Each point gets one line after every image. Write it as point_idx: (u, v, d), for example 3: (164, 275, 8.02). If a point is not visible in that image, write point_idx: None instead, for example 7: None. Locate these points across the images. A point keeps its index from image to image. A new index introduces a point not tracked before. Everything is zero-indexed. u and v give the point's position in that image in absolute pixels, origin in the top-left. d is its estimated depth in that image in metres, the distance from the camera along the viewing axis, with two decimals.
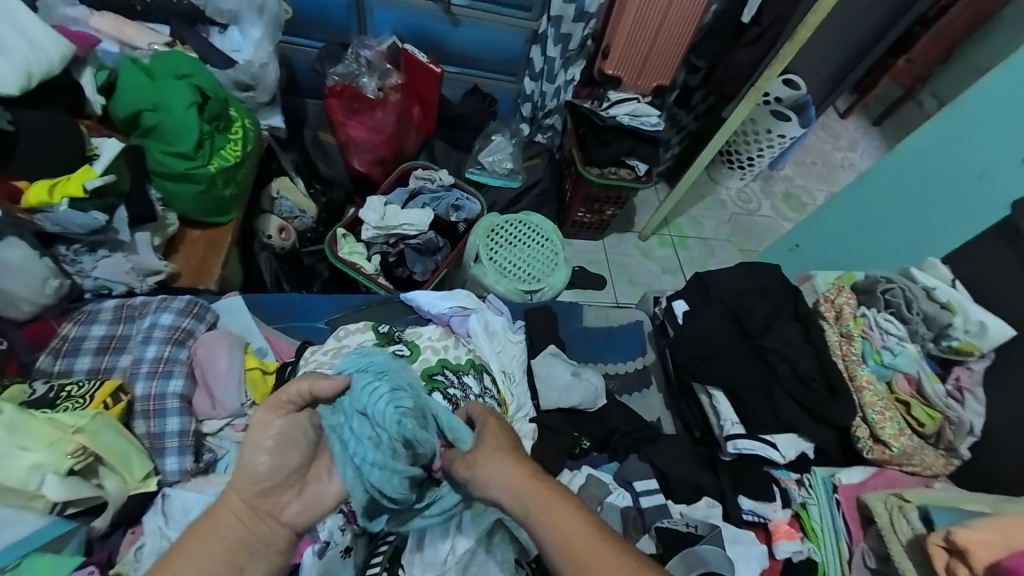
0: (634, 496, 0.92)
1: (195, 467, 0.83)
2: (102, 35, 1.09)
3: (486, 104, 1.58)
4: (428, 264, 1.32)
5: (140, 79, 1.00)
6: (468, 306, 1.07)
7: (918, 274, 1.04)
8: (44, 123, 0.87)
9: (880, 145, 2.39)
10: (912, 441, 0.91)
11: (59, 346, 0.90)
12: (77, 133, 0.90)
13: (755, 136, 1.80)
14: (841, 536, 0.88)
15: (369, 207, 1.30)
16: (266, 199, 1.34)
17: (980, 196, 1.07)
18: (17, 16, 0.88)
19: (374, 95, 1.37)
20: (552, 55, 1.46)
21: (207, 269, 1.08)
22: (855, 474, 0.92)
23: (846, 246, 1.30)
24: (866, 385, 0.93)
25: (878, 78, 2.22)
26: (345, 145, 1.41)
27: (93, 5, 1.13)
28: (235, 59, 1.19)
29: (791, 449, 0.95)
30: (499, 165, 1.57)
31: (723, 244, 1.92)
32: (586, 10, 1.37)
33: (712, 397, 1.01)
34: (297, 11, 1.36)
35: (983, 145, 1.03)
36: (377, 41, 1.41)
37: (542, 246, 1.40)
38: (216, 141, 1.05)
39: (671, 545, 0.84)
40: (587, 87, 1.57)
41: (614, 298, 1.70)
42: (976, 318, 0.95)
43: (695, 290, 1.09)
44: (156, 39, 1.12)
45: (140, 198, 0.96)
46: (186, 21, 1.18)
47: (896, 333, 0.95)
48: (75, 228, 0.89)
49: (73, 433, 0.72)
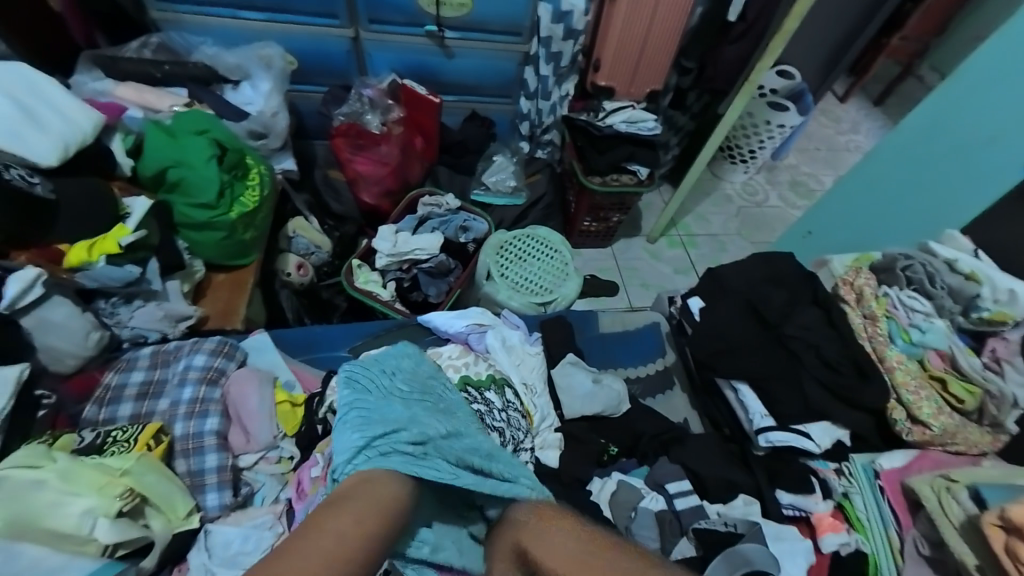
0: (668, 499, 0.91)
1: (234, 501, 0.87)
2: (127, 102, 1.18)
3: (484, 128, 1.64)
4: (442, 286, 1.36)
5: (164, 139, 1.08)
6: (484, 323, 1.09)
7: (937, 247, 1.02)
8: (81, 188, 0.94)
9: (884, 124, 2.36)
10: (953, 419, 0.87)
11: (102, 395, 0.94)
12: (109, 196, 0.97)
13: (754, 129, 1.81)
14: (889, 524, 0.84)
15: (380, 236, 1.34)
16: (284, 238, 1.40)
17: (994, 163, 1.04)
18: (53, 96, 0.97)
19: (378, 130, 1.44)
20: (545, 74, 1.52)
21: (233, 309, 1.15)
22: (897, 457, 0.87)
23: (860, 226, 1.29)
24: (898, 365, 0.90)
25: (874, 58, 2.21)
26: (354, 181, 1.48)
27: (118, 77, 1.23)
28: (246, 111, 1.28)
29: (825, 438, 0.92)
30: (502, 185, 1.62)
31: (734, 238, 1.91)
32: (574, 27, 1.42)
33: (738, 392, 0.99)
34: (301, 62, 1.45)
35: (994, 110, 1.00)
36: (377, 80, 1.48)
37: (552, 258, 1.42)
38: (235, 189, 1.12)
39: (710, 545, 0.84)
40: (582, 101, 1.64)
41: (629, 302, 1.70)
42: (1004, 287, 0.94)
43: (709, 285, 1.09)
44: (175, 102, 1.21)
45: (168, 249, 1.03)
46: (201, 83, 1.28)
47: (923, 310, 0.93)
48: (112, 283, 0.94)
49: (120, 476, 0.75)
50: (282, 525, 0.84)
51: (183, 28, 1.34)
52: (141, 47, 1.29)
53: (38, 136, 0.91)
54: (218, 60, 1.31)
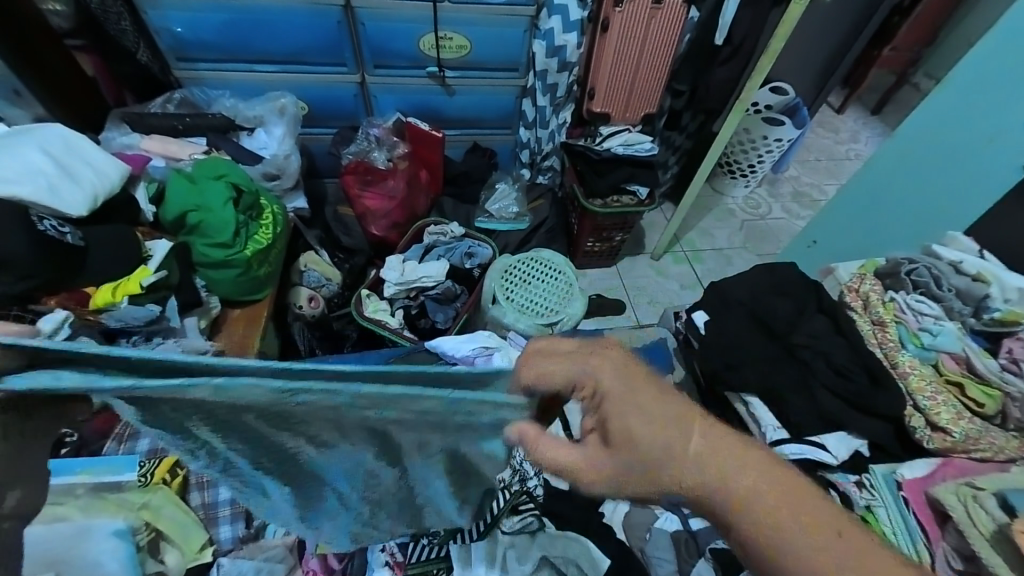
0: (683, 519, 0.89)
1: (247, 533, 0.89)
2: (151, 154, 1.28)
3: (486, 158, 1.72)
4: (449, 312, 1.39)
5: (184, 186, 1.15)
6: (490, 346, 1.13)
7: (941, 250, 1.02)
8: (107, 236, 1.01)
9: (882, 132, 2.39)
10: (974, 424, 0.86)
11: (122, 432, 0.93)
12: (133, 240, 1.04)
13: (752, 145, 1.85)
14: (917, 537, 0.80)
15: (388, 266, 1.39)
16: (295, 273, 1.45)
17: (993, 163, 1.05)
18: (82, 150, 1.05)
19: (384, 166, 1.52)
20: (543, 104, 1.58)
21: (248, 342, 1.19)
22: (918, 466, 0.86)
23: (862, 234, 1.30)
24: (911, 370, 0.90)
25: (866, 70, 2.26)
26: (362, 215, 1.54)
27: (143, 131, 1.33)
28: (261, 155, 1.38)
29: (843, 449, 0.90)
30: (505, 211, 1.66)
31: (740, 251, 1.91)
32: (568, 60, 1.48)
33: (749, 405, 0.99)
34: (312, 107, 1.54)
35: (988, 116, 1.01)
36: (383, 120, 1.57)
37: (557, 279, 1.44)
38: (249, 228, 1.19)
39: (730, 565, 0.80)
40: (578, 128, 1.72)
41: (636, 320, 1.70)
42: (1014, 286, 0.94)
43: (713, 299, 1.08)
44: (195, 150, 1.30)
45: (187, 288, 1.10)
46: (219, 131, 1.38)
47: (931, 313, 0.93)
48: (134, 322, 0.98)
49: (139, 508, 0.83)
50: (294, 559, 0.88)
51: (203, 83, 1.44)
52: (164, 102, 1.40)
53: (71, 189, 0.99)
54: (236, 111, 1.42)
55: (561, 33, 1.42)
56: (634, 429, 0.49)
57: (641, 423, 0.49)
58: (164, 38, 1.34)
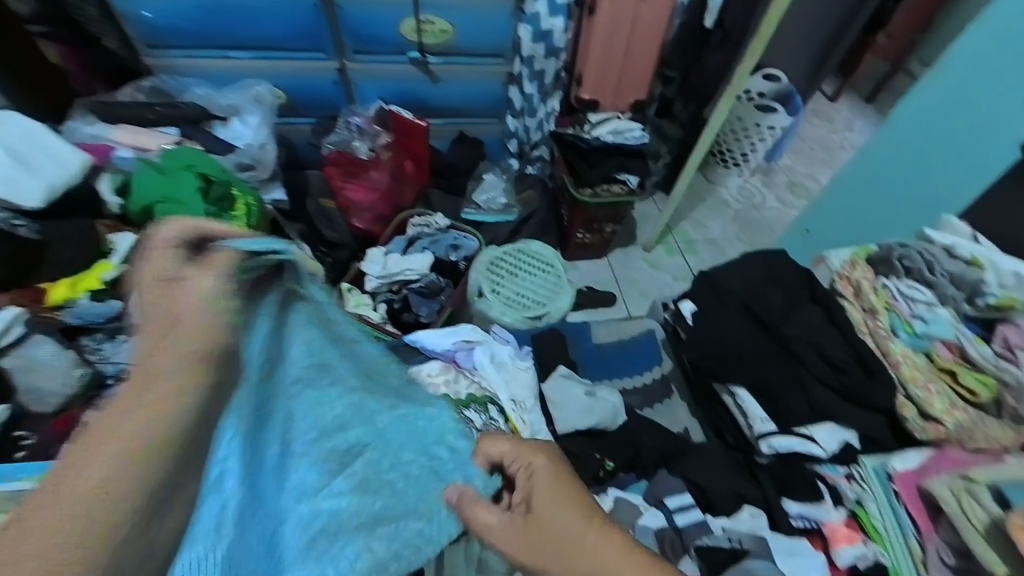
0: (668, 515, 0.88)
1: None
2: (121, 145, 1.23)
3: (474, 148, 1.66)
4: (434, 306, 1.35)
5: (152, 176, 1.10)
6: (473, 340, 1.09)
7: (934, 235, 0.99)
8: (68, 230, 0.98)
9: (877, 120, 2.36)
10: (969, 415, 0.83)
11: None
12: (92, 234, 0.99)
13: (745, 133, 1.81)
14: (908, 531, 0.80)
15: (370, 260, 1.35)
16: None
17: (990, 145, 1.01)
18: (39, 138, 1.02)
19: (367, 156, 1.47)
20: (530, 92, 1.54)
21: None
22: (910, 458, 0.84)
23: (856, 223, 1.26)
24: (904, 360, 0.87)
25: (860, 57, 2.23)
26: (345, 207, 1.48)
27: (111, 121, 1.27)
28: (236, 145, 1.32)
29: (832, 441, 0.89)
30: (493, 202, 1.61)
31: (733, 243, 1.88)
32: (555, 45, 1.45)
33: (735, 396, 0.97)
34: (292, 97, 1.49)
35: (985, 97, 0.98)
36: (365, 108, 1.51)
37: (545, 272, 1.41)
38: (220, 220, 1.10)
39: (717, 564, 0.81)
40: (568, 116, 1.62)
41: (628, 313, 1.67)
42: (1008, 271, 0.92)
43: (703, 291, 1.05)
44: (165, 140, 1.25)
45: None
46: (191, 121, 1.32)
47: (923, 300, 0.90)
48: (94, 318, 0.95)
49: None
50: None
51: (175, 71, 1.38)
52: (134, 91, 1.33)
53: (29, 180, 0.98)
54: (210, 100, 1.36)
55: (547, 17, 1.39)
56: (553, 514, 0.54)
57: (559, 513, 0.53)
58: (134, 24, 1.28)
